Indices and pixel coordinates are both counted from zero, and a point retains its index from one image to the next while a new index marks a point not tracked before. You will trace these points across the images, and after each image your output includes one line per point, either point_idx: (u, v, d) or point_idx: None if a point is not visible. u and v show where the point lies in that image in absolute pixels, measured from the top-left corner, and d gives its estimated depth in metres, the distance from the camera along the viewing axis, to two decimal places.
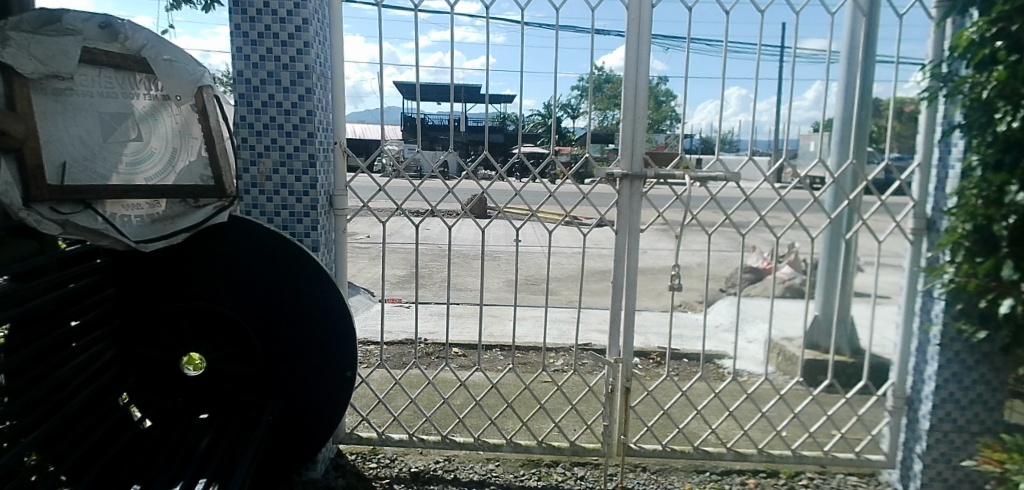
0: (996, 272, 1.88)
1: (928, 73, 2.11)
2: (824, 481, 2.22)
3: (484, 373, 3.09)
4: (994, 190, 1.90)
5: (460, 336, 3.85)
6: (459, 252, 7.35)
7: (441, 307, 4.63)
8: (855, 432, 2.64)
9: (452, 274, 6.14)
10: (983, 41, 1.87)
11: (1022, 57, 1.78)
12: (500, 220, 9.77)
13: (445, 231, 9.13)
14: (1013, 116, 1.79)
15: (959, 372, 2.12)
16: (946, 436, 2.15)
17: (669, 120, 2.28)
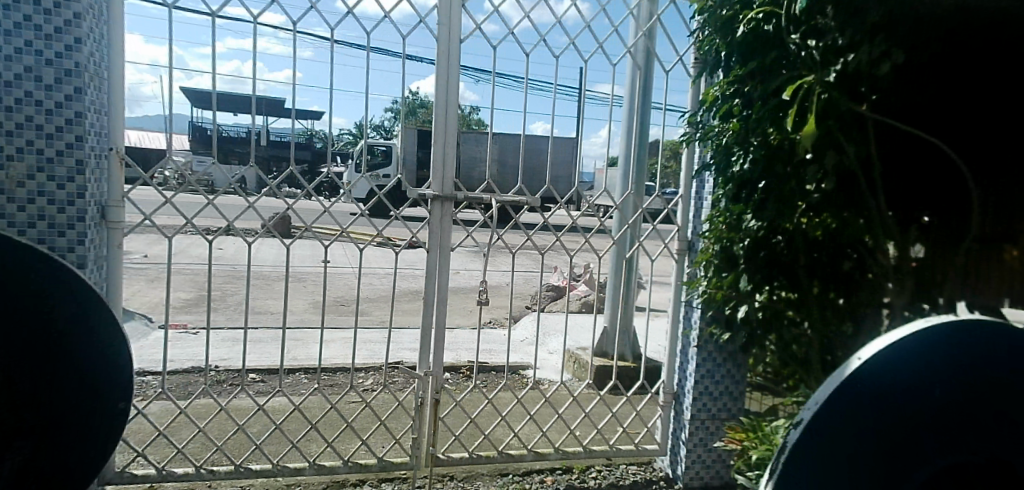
0: (736, 284, 2.34)
1: (688, 121, 2.50)
2: (609, 472, 2.52)
3: (286, 397, 2.95)
4: (734, 218, 2.35)
5: (257, 361, 3.62)
6: (261, 275, 6.90)
7: (238, 332, 4.30)
8: (634, 426, 2.99)
9: (254, 298, 5.74)
10: (725, 98, 2.26)
11: (750, 114, 2.19)
12: (309, 242, 9.39)
13: (246, 253, 8.52)
14: (744, 159, 2.21)
15: (712, 368, 2.54)
16: (704, 423, 2.54)
17: None
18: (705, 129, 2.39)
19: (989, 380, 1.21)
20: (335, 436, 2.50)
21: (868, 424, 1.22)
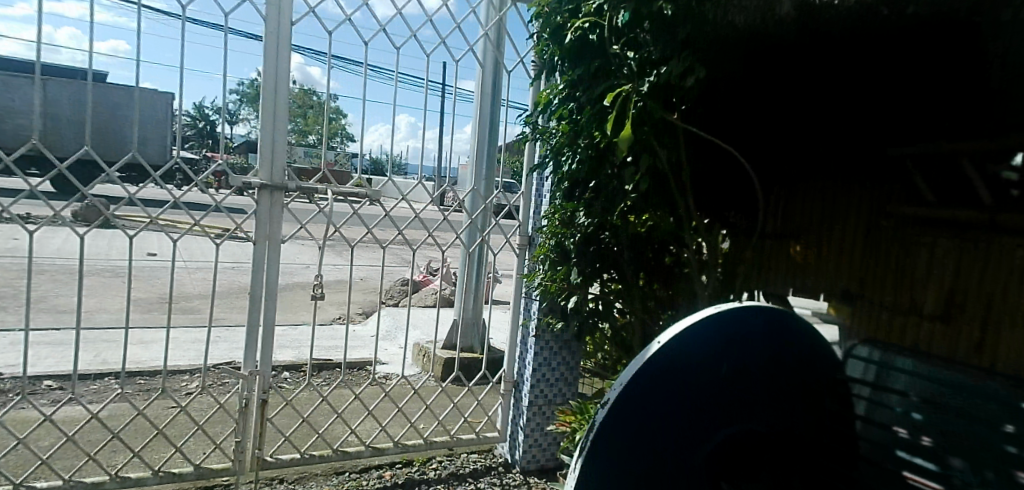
0: (567, 277, 2.58)
1: (528, 120, 2.64)
2: (450, 461, 2.62)
3: (88, 407, 2.71)
4: (567, 215, 2.55)
5: (56, 371, 3.25)
6: (73, 278, 6.17)
7: (34, 342, 3.83)
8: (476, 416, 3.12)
9: (61, 305, 5.13)
10: (559, 101, 2.43)
11: (577, 117, 2.37)
12: (137, 240, 8.55)
13: (56, 254, 7.55)
14: (571, 160, 2.42)
15: (549, 356, 2.74)
16: (541, 409, 2.72)
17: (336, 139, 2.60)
18: (542, 129, 2.55)
19: (723, 367, 1.75)
20: (144, 445, 2.33)
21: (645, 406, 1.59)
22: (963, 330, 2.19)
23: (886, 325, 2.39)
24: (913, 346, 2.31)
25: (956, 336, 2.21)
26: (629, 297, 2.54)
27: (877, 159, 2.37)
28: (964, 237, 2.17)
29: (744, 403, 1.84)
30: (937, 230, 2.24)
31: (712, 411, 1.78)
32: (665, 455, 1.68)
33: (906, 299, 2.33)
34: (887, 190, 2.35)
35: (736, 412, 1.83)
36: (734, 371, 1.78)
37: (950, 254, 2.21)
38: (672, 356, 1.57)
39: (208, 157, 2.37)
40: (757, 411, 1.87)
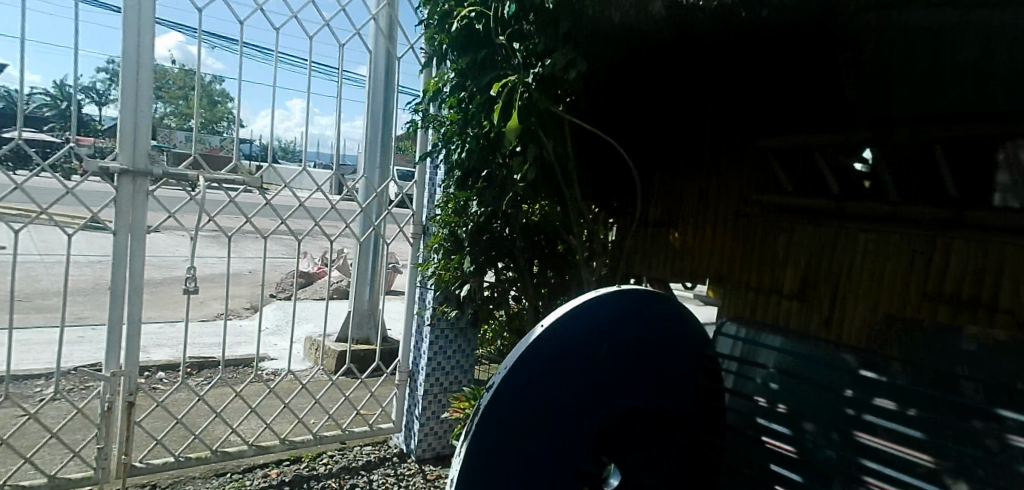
0: (460, 265, 2.60)
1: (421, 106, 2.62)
2: (341, 455, 2.73)
3: None
4: (460, 204, 2.57)
5: None
6: None
7: None
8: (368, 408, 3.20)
9: None
10: (450, 89, 2.43)
11: (467, 106, 2.39)
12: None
13: None
14: (461, 148, 2.45)
15: (444, 345, 2.81)
16: (436, 397, 2.79)
17: (223, 122, 2.59)
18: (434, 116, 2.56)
19: (602, 346, 1.97)
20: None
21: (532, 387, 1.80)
22: (813, 305, 2.50)
23: (753, 304, 2.69)
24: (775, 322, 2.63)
25: (807, 311, 2.52)
26: (523, 284, 2.61)
27: (748, 151, 2.63)
28: (814, 224, 2.48)
29: (622, 381, 2.07)
30: (794, 217, 2.54)
31: (594, 389, 1.98)
32: (555, 434, 1.88)
33: (767, 281, 2.62)
34: (754, 180, 2.63)
35: (624, 390, 2.07)
36: (616, 354, 2.03)
37: (802, 238, 2.51)
38: (551, 341, 1.81)
39: (76, 141, 2.27)
40: (640, 389, 2.12)
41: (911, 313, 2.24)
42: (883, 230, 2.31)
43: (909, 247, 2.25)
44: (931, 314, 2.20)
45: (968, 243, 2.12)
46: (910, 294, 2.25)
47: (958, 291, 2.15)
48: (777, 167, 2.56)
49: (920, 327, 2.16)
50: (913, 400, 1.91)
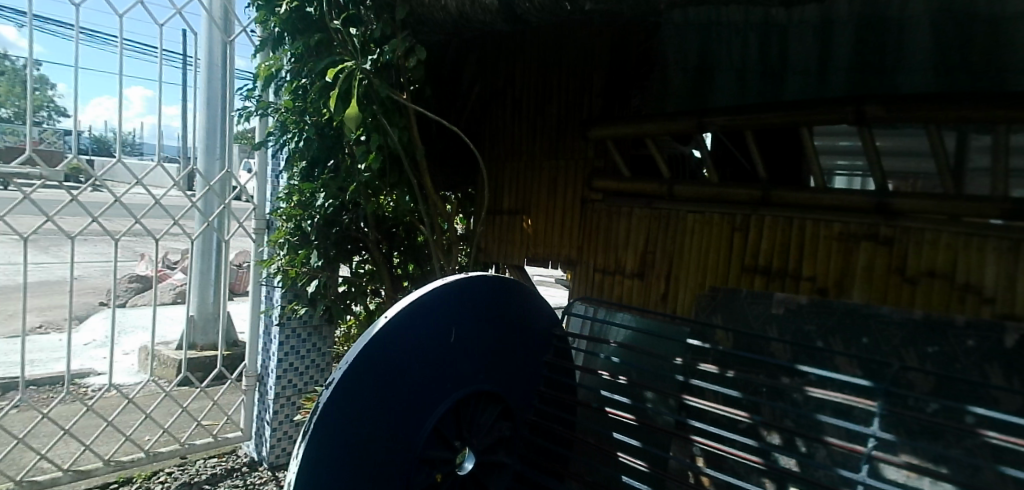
0: (308, 258, 3.00)
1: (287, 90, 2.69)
2: (181, 473, 3.60)
3: None
4: (307, 197, 2.93)
5: None
6: None
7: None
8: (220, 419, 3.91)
9: None
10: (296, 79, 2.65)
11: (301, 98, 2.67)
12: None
13: None
14: (298, 138, 2.76)
15: (297, 347, 3.68)
16: (288, 397, 3.70)
17: (48, 110, 3.36)
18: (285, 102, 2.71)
19: (450, 333, 2.02)
20: None
21: (376, 379, 1.80)
22: (651, 283, 2.74)
23: (601, 284, 2.95)
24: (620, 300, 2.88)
25: (646, 288, 2.77)
26: (380, 274, 2.97)
27: (586, 138, 2.93)
28: (649, 207, 2.75)
29: (474, 366, 2.13)
30: (631, 199, 2.82)
31: (445, 376, 2.01)
32: (406, 425, 1.89)
33: (611, 262, 2.88)
34: (597, 167, 2.92)
35: (476, 374, 2.13)
36: (464, 341, 2.08)
37: (638, 220, 2.79)
38: (394, 331, 1.84)
39: None
40: (493, 372, 2.19)
41: (732, 285, 2.51)
42: (705, 208, 2.60)
43: (727, 225, 2.54)
44: (749, 285, 2.49)
45: (773, 218, 2.43)
46: (732, 271, 2.53)
47: (769, 264, 2.45)
48: (614, 152, 2.83)
49: (736, 297, 2.46)
50: (728, 364, 2.34)
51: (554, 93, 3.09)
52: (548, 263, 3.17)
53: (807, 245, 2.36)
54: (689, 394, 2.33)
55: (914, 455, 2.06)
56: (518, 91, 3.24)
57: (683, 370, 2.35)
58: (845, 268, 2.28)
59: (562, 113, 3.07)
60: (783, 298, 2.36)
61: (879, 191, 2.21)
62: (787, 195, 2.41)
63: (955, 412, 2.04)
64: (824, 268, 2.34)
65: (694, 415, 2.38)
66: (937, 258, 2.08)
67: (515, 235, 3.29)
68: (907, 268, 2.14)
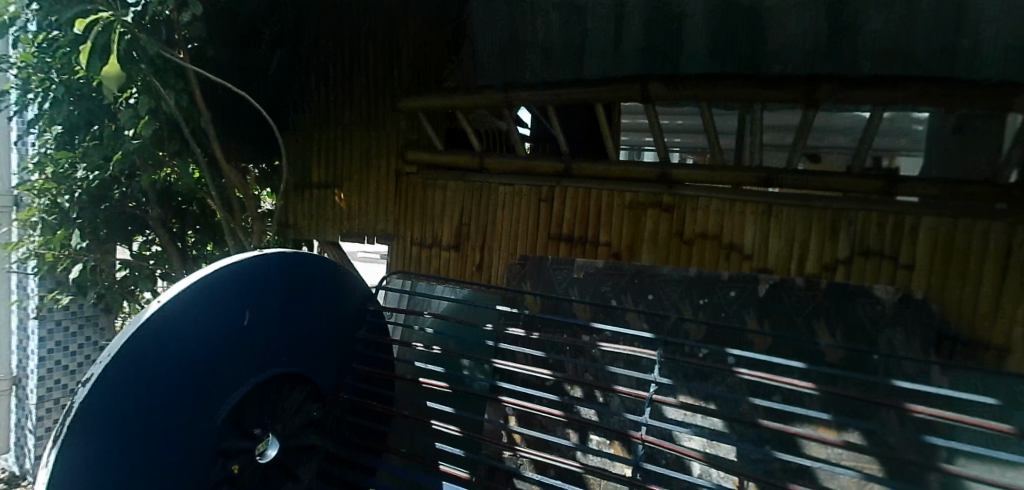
0: (67, 237, 3.38)
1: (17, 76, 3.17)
2: None
3: None
4: (63, 168, 3.30)
5: None
6: None
7: None
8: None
9: None
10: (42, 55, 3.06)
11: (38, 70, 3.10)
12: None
13: None
14: (42, 104, 3.16)
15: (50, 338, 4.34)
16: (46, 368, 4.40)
17: None
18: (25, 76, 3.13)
19: (241, 316, 1.90)
20: None
21: (148, 371, 1.63)
22: (466, 254, 3.00)
23: (418, 257, 3.14)
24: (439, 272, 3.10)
25: (462, 259, 3.00)
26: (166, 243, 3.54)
27: (397, 112, 3.16)
28: (463, 178, 3.00)
29: (272, 349, 2.02)
30: (448, 172, 3.06)
31: (235, 362, 1.88)
32: (189, 419, 1.74)
33: (429, 235, 3.10)
34: (411, 139, 3.15)
35: (274, 358, 2.03)
36: (260, 323, 1.97)
37: (454, 191, 3.03)
38: (172, 317, 1.67)
39: None
40: (295, 354, 2.10)
41: (540, 253, 2.82)
42: (514, 180, 2.90)
43: (535, 196, 2.85)
44: (555, 252, 2.81)
45: (574, 189, 2.79)
46: (541, 237, 2.85)
47: (572, 232, 2.79)
48: (427, 125, 3.08)
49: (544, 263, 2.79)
50: (535, 327, 2.51)
51: (360, 65, 3.19)
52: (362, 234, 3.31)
53: (602, 214, 2.75)
54: (501, 358, 2.49)
55: (688, 394, 2.44)
56: (326, 60, 3.26)
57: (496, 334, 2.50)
58: (636, 234, 2.70)
59: (366, 86, 3.20)
60: (584, 263, 2.73)
61: (661, 163, 2.66)
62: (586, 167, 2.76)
63: (721, 355, 2.46)
64: (616, 234, 2.73)
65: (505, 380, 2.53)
66: (710, 220, 2.62)
67: (327, 211, 3.40)
68: (685, 231, 2.64)
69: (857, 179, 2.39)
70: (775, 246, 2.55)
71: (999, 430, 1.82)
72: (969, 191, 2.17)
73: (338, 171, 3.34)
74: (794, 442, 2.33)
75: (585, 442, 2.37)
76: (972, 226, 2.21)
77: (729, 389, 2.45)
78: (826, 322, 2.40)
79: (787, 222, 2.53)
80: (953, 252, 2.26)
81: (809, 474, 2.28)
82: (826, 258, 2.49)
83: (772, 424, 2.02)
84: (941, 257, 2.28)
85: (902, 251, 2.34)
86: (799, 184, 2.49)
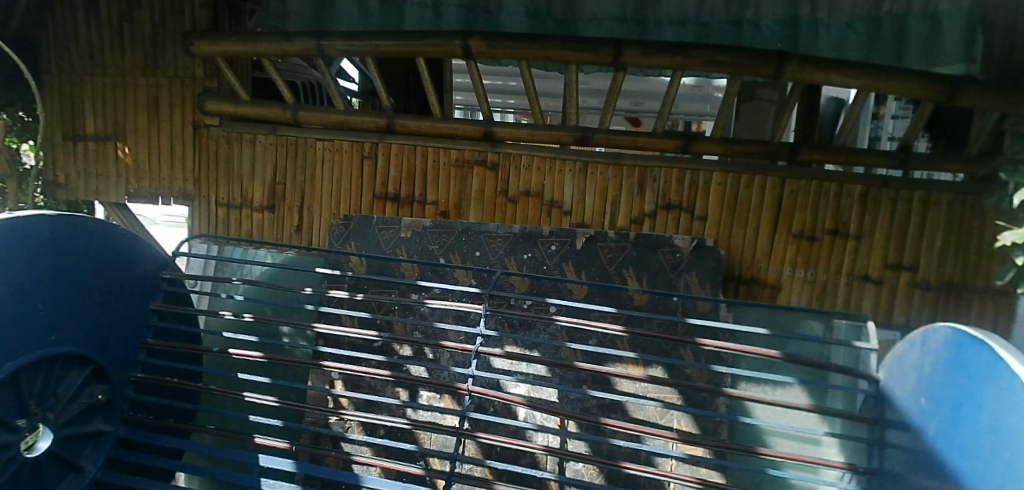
0: None
1: None
2: None
3: None
4: None
5: None
6: None
7: None
8: None
9: None
10: None
11: None
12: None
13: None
14: None
15: None
16: None
17: None
18: None
19: None
20: None
21: None
22: (282, 215, 2.90)
23: (225, 220, 2.95)
24: (250, 234, 2.95)
25: (278, 220, 2.91)
26: None
27: (193, 57, 2.85)
28: (273, 133, 2.86)
29: (39, 327, 1.78)
30: (255, 125, 2.88)
31: None
32: None
33: (237, 196, 2.93)
34: (208, 88, 2.87)
35: (43, 337, 1.79)
36: (17, 298, 1.72)
37: (264, 147, 2.88)
38: None
39: None
40: (71, 331, 1.87)
41: (365, 213, 2.84)
42: (331, 136, 2.82)
43: (356, 153, 2.82)
44: (381, 211, 2.84)
45: (398, 147, 2.79)
46: (364, 198, 2.84)
47: (398, 191, 2.82)
48: (229, 73, 2.82)
49: (368, 224, 2.76)
50: (362, 287, 2.66)
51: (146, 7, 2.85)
52: (152, 194, 3.00)
53: (427, 172, 2.79)
54: (326, 321, 2.58)
55: (513, 344, 2.65)
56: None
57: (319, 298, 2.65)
58: (463, 193, 2.78)
59: (152, 30, 2.86)
60: (410, 222, 2.79)
61: (486, 122, 2.70)
62: (408, 124, 2.74)
63: (542, 305, 2.71)
64: (440, 193, 2.79)
65: (330, 345, 2.60)
66: (531, 178, 2.74)
67: (107, 167, 3.01)
68: (509, 190, 2.76)
69: (659, 139, 2.66)
70: (590, 204, 2.74)
71: (770, 355, 1.98)
72: (750, 149, 2.62)
73: (123, 123, 2.97)
74: (607, 380, 2.64)
75: (415, 398, 2.50)
76: (752, 179, 2.64)
77: (550, 337, 2.68)
78: (635, 270, 2.66)
79: (602, 180, 2.71)
80: (737, 203, 2.66)
81: (619, 408, 2.59)
82: (634, 212, 2.73)
83: (586, 366, 2.02)
84: (728, 207, 2.66)
85: (697, 204, 2.68)
86: (612, 143, 2.69)
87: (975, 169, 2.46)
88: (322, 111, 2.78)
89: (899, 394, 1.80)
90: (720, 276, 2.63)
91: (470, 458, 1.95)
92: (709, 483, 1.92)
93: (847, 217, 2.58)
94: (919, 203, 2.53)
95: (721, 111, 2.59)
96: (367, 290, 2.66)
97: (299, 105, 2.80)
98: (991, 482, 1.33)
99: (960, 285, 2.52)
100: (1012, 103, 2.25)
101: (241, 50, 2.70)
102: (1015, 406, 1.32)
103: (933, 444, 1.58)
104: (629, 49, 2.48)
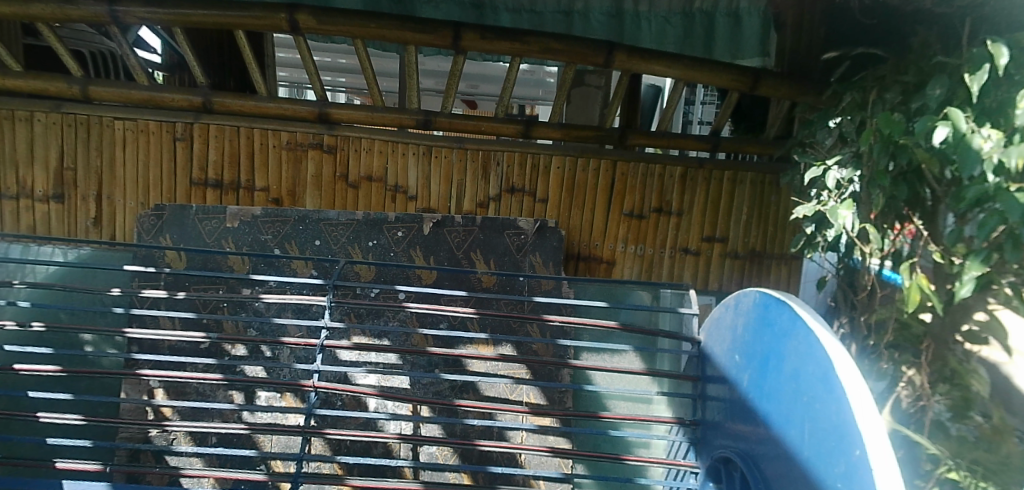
0: None
1: None
2: None
3: None
4: None
5: None
6: None
7: None
8: None
9: None
10: None
11: None
12: None
13: None
14: None
15: None
16: None
17: None
18: None
19: None
20: None
21: None
22: (74, 205, 2.53)
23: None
24: (32, 229, 2.54)
25: (68, 212, 2.53)
26: None
27: None
28: (56, 111, 2.46)
29: None
30: (32, 101, 2.45)
31: None
32: None
33: (12, 184, 2.50)
34: None
35: None
36: None
37: (46, 127, 2.47)
38: None
39: None
40: None
41: (181, 201, 2.58)
42: (134, 115, 2.49)
43: (167, 134, 2.52)
44: (200, 199, 2.59)
45: (218, 127, 2.54)
46: (180, 184, 2.57)
47: (220, 177, 2.58)
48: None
49: (184, 214, 2.53)
50: (184, 286, 2.51)
51: None
52: None
53: (254, 156, 2.58)
54: (139, 328, 2.41)
55: (361, 335, 2.58)
56: None
57: (129, 299, 2.47)
58: (297, 178, 2.62)
59: None
60: (236, 211, 2.60)
61: (319, 102, 2.54)
62: (228, 103, 2.52)
63: (390, 293, 2.65)
64: (271, 178, 2.61)
65: (146, 351, 2.45)
66: (373, 162, 2.65)
67: None
68: (349, 175, 2.64)
69: (500, 124, 2.67)
70: (435, 188, 2.71)
71: (610, 325, 2.05)
72: (587, 133, 2.75)
73: None
74: (459, 362, 2.67)
75: (253, 400, 2.45)
76: (587, 162, 2.77)
77: (399, 324, 2.66)
78: (482, 252, 2.74)
79: (446, 163, 2.68)
80: (574, 185, 2.78)
81: (472, 388, 2.65)
82: (480, 196, 2.74)
83: (439, 350, 1.90)
84: (567, 189, 2.78)
85: (538, 187, 2.76)
86: (453, 127, 2.66)
87: (771, 150, 2.83)
88: (120, 86, 2.44)
89: (716, 351, 2.00)
90: (562, 255, 2.78)
91: (318, 456, 1.78)
92: (561, 450, 1.93)
93: (670, 196, 2.83)
94: (728, 181, 2.84)
95: (557, 96, 2.67)
96: (188, 288, 2.52)
97: (90, 79, 2.44)
98: (793, 418, 1.54)
99: (761, 252, 2.92)
100: (798, 93, 2.56)
101: (5, 10, 2.24)
102: (808, 356, 1.51)
103: (747, 393, 1.78)
104: (467, 33, 2.45)
